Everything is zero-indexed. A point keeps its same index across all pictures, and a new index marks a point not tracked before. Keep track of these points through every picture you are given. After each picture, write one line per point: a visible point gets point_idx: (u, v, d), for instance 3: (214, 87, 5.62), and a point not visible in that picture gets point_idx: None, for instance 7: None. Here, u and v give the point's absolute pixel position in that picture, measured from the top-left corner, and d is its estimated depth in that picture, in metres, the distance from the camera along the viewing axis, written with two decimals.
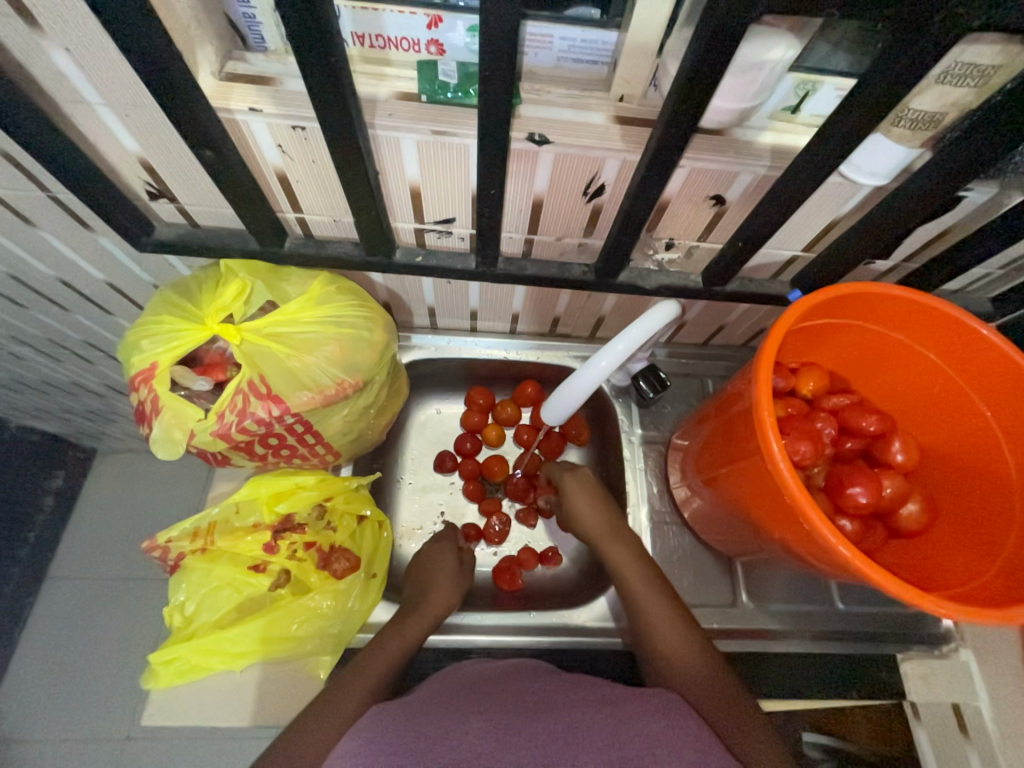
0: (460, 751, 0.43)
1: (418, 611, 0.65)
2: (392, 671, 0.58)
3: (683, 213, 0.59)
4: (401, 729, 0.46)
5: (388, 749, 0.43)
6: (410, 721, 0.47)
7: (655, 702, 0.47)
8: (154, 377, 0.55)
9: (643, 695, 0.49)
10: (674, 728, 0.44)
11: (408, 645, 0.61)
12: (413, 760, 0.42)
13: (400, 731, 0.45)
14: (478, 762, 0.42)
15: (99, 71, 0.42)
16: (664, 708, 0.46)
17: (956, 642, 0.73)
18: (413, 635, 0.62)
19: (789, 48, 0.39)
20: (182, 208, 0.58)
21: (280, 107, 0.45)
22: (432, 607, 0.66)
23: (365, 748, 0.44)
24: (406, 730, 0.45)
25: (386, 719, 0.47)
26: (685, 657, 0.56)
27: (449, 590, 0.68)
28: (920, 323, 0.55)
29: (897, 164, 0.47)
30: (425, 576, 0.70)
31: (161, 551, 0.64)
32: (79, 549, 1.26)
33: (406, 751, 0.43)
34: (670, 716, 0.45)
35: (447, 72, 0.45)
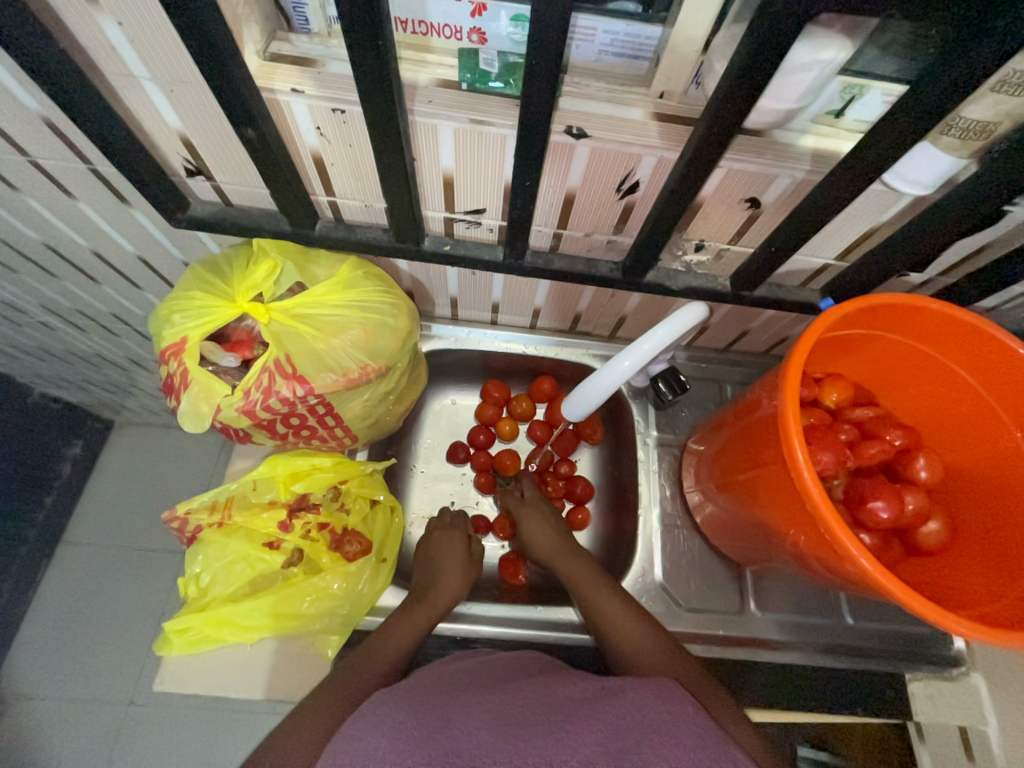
0: (460, 743, 0.42)
1: (428, 598, 0.65)
2: (400, 656, 0.59)
3: (716, 214, 0.58)
4: (408, 712, 0.46)
5: (389, 735, 0.42)
6: (412, 710, 0.46)
7: (652, 689, 0.47)
8: (184, 350, 0.56)
9: (640, 685, 0.48)
10: (672, 715, 0.43)
11: (417, 631, 0.62)
12: (418, 742, 0.42)
13: (401, 719, 0.45)
14: (479, 753, 0.41)
15: (147, 45, 0.42)
16: (660, 693, 0.46)
17: (968, 665, 0.71)
18: (422, 622, 0.63)
19: (841, 50, 0.39)
20: (217, 186, 0.59)
21: (321, 89, 0.45)
22: (441, 594, 0.66)
23: (366, 735, 0.43)
24: (417, 714, 0.46)
25: (388, 704, 0.47)
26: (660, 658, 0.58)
27: (456, 577, 0.69)
28: (955, 338, 0.53)
29: (942, 173, 0.46)
30: (434, 563, 0.71)
31: (179, 521, 0.65)
32: (95, 517, 1.29)
33: (408, 739, 0.42)
34: (666, 701, 0.45)
35: (488, 61, 0.45)
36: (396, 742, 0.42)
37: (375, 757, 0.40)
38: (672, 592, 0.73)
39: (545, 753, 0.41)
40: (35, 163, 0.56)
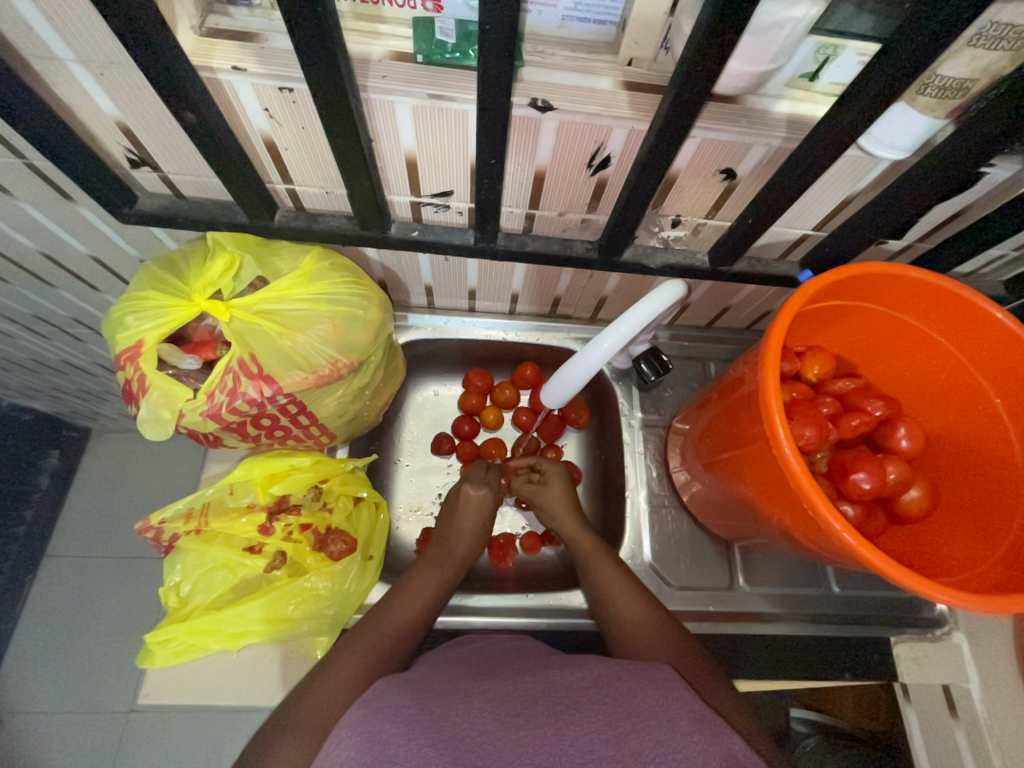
0: (464, 728, 0.42)
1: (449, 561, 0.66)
2: (405, 634, 0.57)
3: (691, 187, 0.56)
4: (413, 697, 0.46)
5: (395, 718, 0.42)
6: (415, 696, 0.46)
7: (648, 674, 0.46)
8: (140, 355, 0.54)
9: (637, 671, 0.47)
10: (670, 701, 0.43)
11: (434, 600, 0.62)
12: (420, 726, 0.41)
13: (404, 703, 0.45)
14: (482, 741, 0.41)
15: (67, 21, 0.39)
16: (657, 679, 0.45)
17: (950, 626, 0.73)
18: (439, 586, 0.63)
19: (813, 5, 0.36)
20: (166, 177, 0.55)
21: (265, 66, 0.42)
22: (460, 554, 0.67)
23: (373, 718, 0.43)
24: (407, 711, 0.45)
25: (394, 689, 0.47)
26: (654, 635, 0.58)
27: (473, 540, 0.69)
28: (932, 306, 0.53)
29: (920, 136, 0.45)
30: (448, 520, 0.70)
31: (154, 532, 0.63)
32: (76, 528, 1.25)
33: (412, 722, 0.42)
34: (664, 686, 0.44)
35: (445, 30, 0.42)
36: (402, 726, 0.42)
37: (380, 740, 0.40)
38: (662, 572, 0.74)
39: (546, 747, 0.40)
40: None
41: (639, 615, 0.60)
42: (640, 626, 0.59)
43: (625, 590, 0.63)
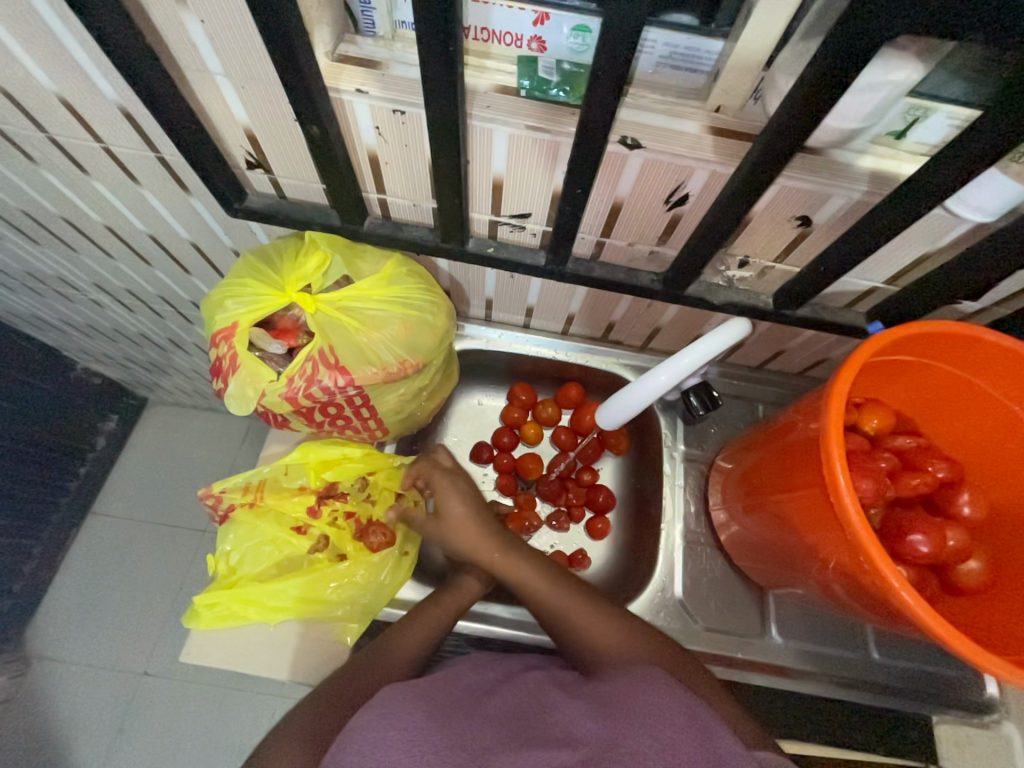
0: (471, 739, 0.42)
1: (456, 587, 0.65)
2: (420, 650, 0.59)
3: (763, 231, 0.57)
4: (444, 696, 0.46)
5: (399, 725, 0.43)
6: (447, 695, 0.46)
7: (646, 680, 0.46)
8: (234, 335, 0.58)
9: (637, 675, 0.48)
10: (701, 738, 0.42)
11: (442, 622, 0.62)
12: (429, 742, 0.42)
13: (411, 709, 0.45)
14: (487, 751, 0.41)
15: (226, 42, 0.44)
16: (647, 681, 0.45)
17: (1000, 713, 0.68)
18: (448, 612, 0.63)
19: (914, 72, 0.38)
20: (274, 179, 0.61)
21: (385, 90, 0.47)
22: (470, 581, 0.66)
23: (378, 722, 0.43)
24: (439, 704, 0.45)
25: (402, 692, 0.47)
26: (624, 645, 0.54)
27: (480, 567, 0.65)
28: (1008, 372, 0.52)
29: (1007, 202, 0.45)
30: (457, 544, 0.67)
31: (213, 499, 0.67)
32: (125, 489, 1.34)
33: (417, 730, 0.42)
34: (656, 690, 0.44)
35: (547, 69, 0.46)
36: (407, 734, 0.42)
37: (384, 748, 0.41)
38: (691, 611, 0.72)
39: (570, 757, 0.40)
40: (108, 149, 0.59)
41: (605, 626, 0.56)
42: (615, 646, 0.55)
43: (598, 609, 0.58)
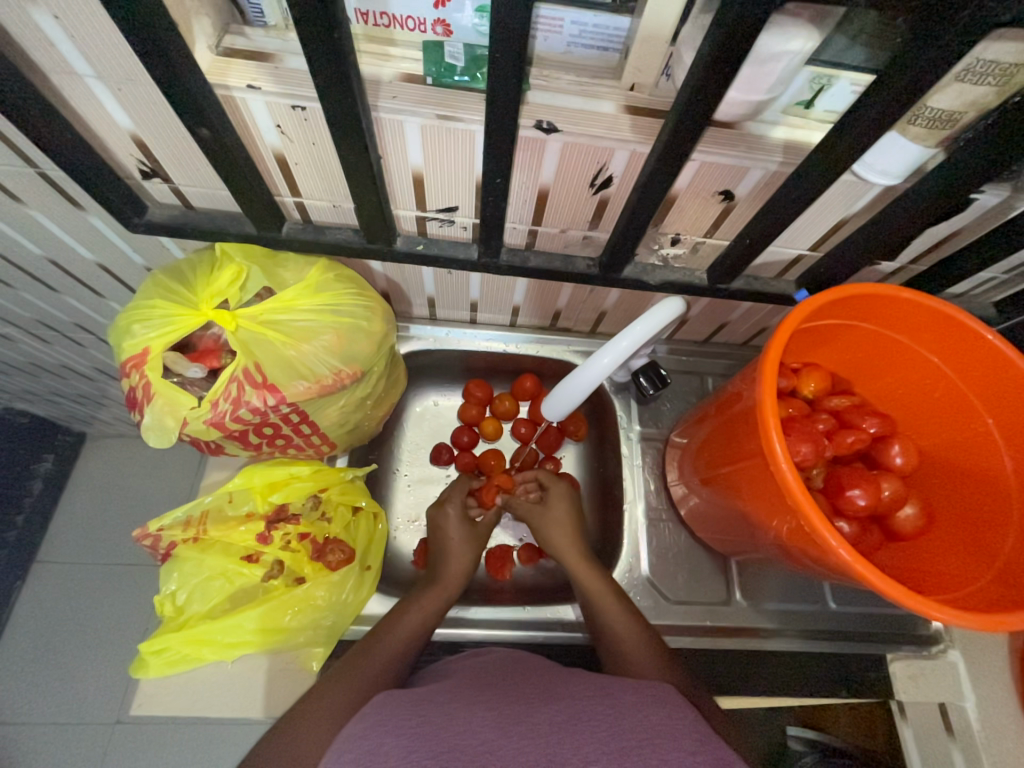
0: (464, 738, 0.41)
1: (438, 585, 0.66)
2: (398, 654, 0.58)
3: (691, 207, 0.58)
4: (412, 712, 0.45)
5: (395, 731, 0.42)
6: (414, 711, 0.45)
7: (652, 692, 0.46)
8: (146, 362, 0.54)
9: (638, 688, 0.48)
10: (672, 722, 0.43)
11: (427, 618, 0.63)
12: (422, 736, 0.41)
13: (389, 719, 0.43)
14: (483, 749, 0.40)
15: (89, 39, 0.40)
16: (658, 697, 0.46)
17: (945, 643, 0.73)
18: (432, 609, 0.64)
19: (808, 40, 0.38)
20: (176, 188, 0.56)
21: (279, 85, 0.43)
22: (450, 578, 0.67)
23: (371, 733, 0.42)
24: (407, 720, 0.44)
25: (391, 704, 0.46)
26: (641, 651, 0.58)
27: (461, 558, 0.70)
28: (925, 326, 0.54)
29: (911, 163, 0.47)
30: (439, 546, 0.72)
31: (151, 540, 0.63)
32: (68, 533, 1.24)
33: (412, 734, 0.42)
34: (668, 708, 0.44)
35: (453, 54, 0.44)
36: (402, 739, 0.41)
37: (380, 752, 0.40)
38: (659, 586, 0.74)
39: (547, 752, 0.40)
40: None
41: (627, 629, 0.60)
42: (635, 654, 0.58)
43: (623, 617, 0.62)
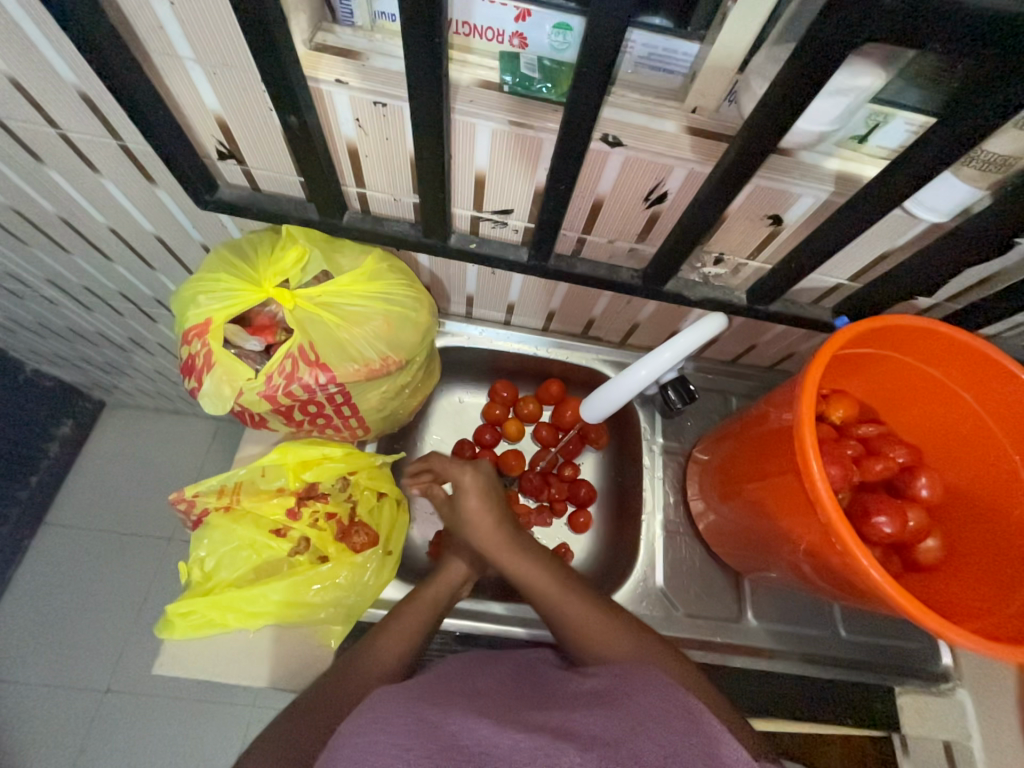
0: (468, 736, 0.41)
1: (439, 576, 0.66)
2: (400, 656, 0.58)
3: (738, 229, 0.60)
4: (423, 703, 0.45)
5: (390, 730, 0.41)
6: (413, 707, 0.45)
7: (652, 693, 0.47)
8: (208, 332, 0.56)
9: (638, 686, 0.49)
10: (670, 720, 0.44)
11: (424, 620, 0.61)
12: (419, 734, 0.41)
13: (400, 715, 0.43)
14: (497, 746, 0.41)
15: (195, 24, 0.43)
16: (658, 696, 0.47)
17: (955, 681, 0.73)
18: (428, 605, 0.62)
19: (876, 80, 0.40)
20: (247, 170, 0.59)
21: (366, 82, 0.46)
22: (449, 573, 0.66)
23: (368, 729, 0.42)
24: (406, 713, 0.44)
25: (389, 701, 0.46)
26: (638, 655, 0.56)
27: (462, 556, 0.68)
28: (960, 362, 0.55)
29: (960, 203, 0.48)
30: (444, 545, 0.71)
31: (186, 504, 0.65)
32: (81, 499, 1.26)
33: (407, 733, 0.41)
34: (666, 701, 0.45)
35: (530, 65, 0.46)
36: (396, 736, 0.41)
37: (373, 750, 0.39)
38: (672, 598, 0.74)
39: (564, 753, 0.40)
40: (64, 136, 0.56)
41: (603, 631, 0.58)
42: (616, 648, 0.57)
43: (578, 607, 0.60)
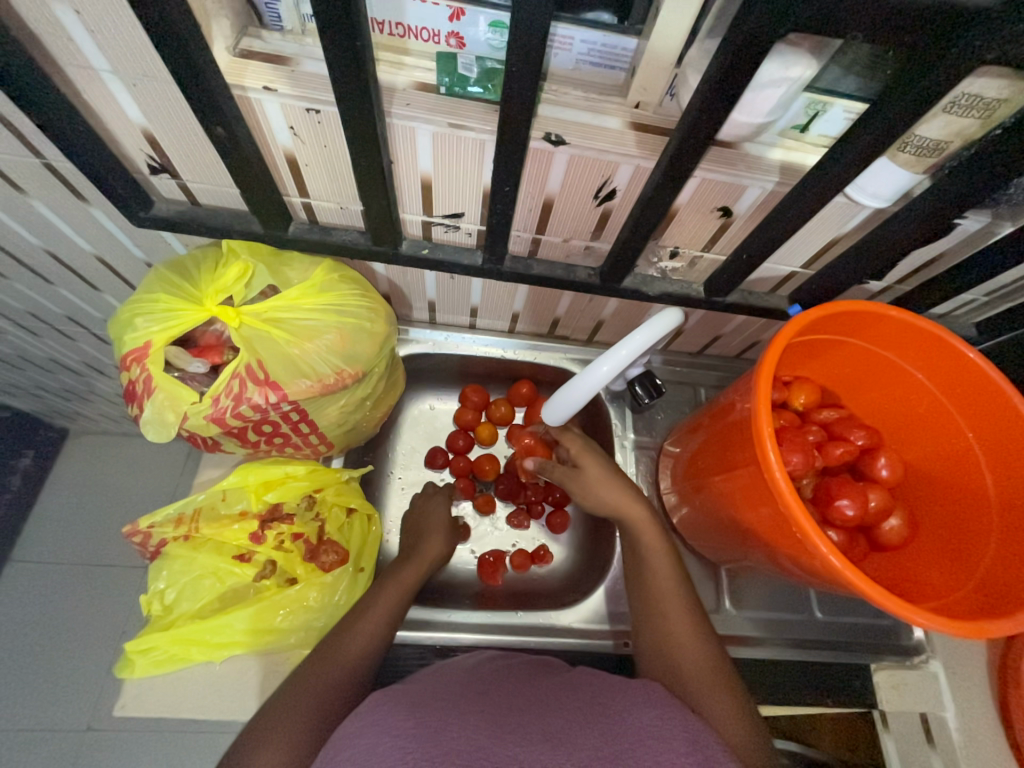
0: (459, 742, 0.40)
1: (416, 558, 0.65)
2: (375, 638, 0.55)
3: (690, 222, 0.59)
4: (405, 710, 0.44)
5: (392, 730, 0.41)
6: (414, 708, 0.44)
7: (645, 694, 0.47)
8: (147, 356, 0.54)
9: (626, 691, 0.48)
10: (663, 720, 0.44)
11: (398, 603, 0.59)
12: (420, 737, 0.40)
13: (400, 715, 0.43)
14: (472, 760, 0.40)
15: (107, 34, 0.40)
16: (651, 698, 0.46)
17: (927, 653, 0.74)
18: (408, 584, 0.62)
19: (807, 69, 0.40)
20: (183, 184, 0.57)
21: (295, 87, 0.44)
22: (427, 554, 0.66)
23: (369, 730, 0.41)
24: (409, 715, 0.43)
25: (391, 702, 0.45)
26: (686, 636, 0.57)
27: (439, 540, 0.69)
28: (911, 344, 0.56)
29: (899, 187, 0.49)
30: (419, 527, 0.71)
31: (142, 536, 0.62)
32: (45, 534, 1.21)
33: (411, 734, 0.41)
34: (658, 706, 0.45)
35: (467, 65, 0.45)
36: (400, 738, 0.40)
37: (376, 754, 0.39)
38: None
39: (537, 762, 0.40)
40: None
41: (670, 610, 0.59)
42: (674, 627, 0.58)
43: (664, 574, 0.61)
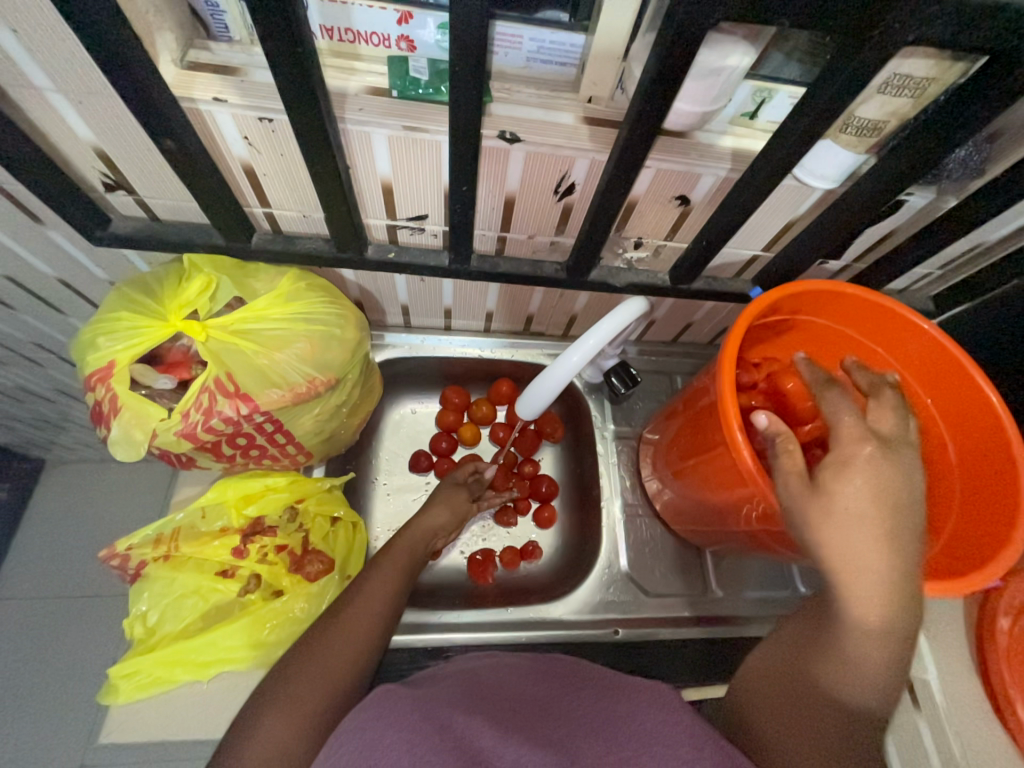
0: (465, 733, 0.41)
1: (413, 531, 0.66)
2: (378, 612, 0.54)
3: (650, 213, 0.61)
4: (410, 703, 0.44)
5: (396, 724, 0.41)
6: (418, 701, 0.44)
7: (654, 696, 0.46)
8: (112, 376, 0.54)
9: (632, 691, 0.47)
10: (671, 724, 0.43)
11: (396, 580, 0.59)
12: (424, 730, 0.40)
13: (405, 708, 0.43)
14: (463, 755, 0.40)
15: (48, 52, 0.40)
16: (659, 701, 0.45)
17: None
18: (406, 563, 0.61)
19: (745, 56, 0.41)
20: (141, 200, 0.56)
21: (244, 97, 0.44)
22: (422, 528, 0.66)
23: (373, 723, 0.41)
24: (411, 708, 0.43)
25: (397, 696, 0.45)
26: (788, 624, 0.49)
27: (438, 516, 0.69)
28: (870, 320, 0.58)
29: (845, 168, 0.50)
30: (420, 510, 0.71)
31: (120, 559, 0.62)
32: (25, 568, 1.18)
33: (416, 728, 0.40)
34: (663, 709, 0.44)
35: (418, 69, 0.46)
36: (403, 732, 0.40)
37: (381, 749, 0.39)
38: (639, 580, 0.76)
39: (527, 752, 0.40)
40: None
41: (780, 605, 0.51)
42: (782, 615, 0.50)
43: None
